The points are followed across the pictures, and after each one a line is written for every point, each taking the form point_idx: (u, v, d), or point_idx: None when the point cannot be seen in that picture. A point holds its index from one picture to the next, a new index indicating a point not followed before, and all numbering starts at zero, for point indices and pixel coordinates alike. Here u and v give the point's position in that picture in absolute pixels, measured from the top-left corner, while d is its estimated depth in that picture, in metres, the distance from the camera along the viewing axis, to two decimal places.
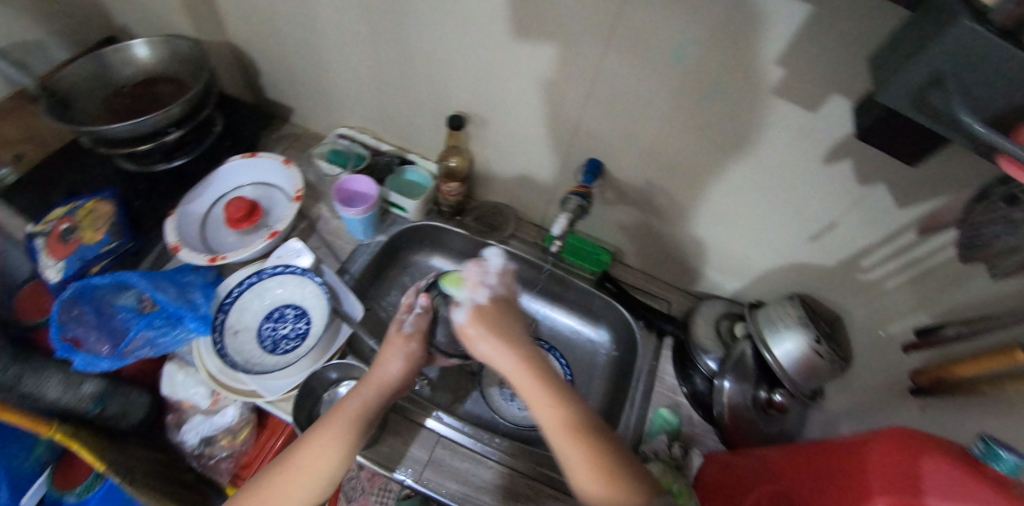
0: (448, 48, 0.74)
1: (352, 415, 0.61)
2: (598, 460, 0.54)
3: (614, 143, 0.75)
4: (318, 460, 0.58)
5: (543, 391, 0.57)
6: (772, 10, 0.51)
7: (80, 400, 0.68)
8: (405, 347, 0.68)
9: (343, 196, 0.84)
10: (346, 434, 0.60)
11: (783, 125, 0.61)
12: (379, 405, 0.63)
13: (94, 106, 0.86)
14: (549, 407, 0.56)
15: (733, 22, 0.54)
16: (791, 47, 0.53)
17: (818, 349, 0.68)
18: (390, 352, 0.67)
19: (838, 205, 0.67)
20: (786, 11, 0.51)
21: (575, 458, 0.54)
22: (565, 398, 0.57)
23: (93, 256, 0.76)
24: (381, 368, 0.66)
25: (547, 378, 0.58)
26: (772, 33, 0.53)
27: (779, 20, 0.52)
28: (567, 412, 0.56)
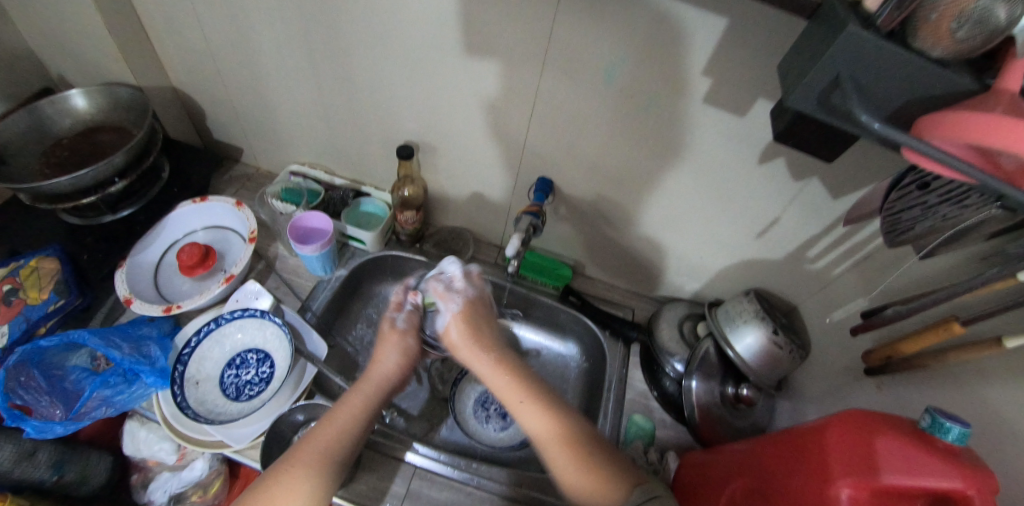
0: (392, 78, 0.75)
1: (347, 420, 0.58)
2: (584, 458, 0.54)
3: (561, 161, 0.77)
4: (314, 467, 0.53)
5: (525, 396, 0.58)
6: (691, 25, 0.54)
7: (34, 471, 0.65)
8: (401, 342, 0.66)
9: (298, 233, 0.83)
10: (343, 438, 0.57)
11: (716, 131, 0.64)
12: (375, 405, 0.61)
13: (32, 160, 0.83)
14: (532, 412, 0.57)
15: (658, 36, 0.57)
16: (712, 58, 0.56)
17: (776, 340, 0.71)
18: (385, 350, 0.66)
19: (776, 202, 0.70)
20: (703, 25, 0.54)
21: (561, 457, 0.55)
22: (552, 406, 0.58)
23: (38, 317, 0.73)
24: (378, 366, 0.65)
25: (527, 385, 0.59)
26: (694, 46, 0.56)
27: (698, 33, 0.55)
28: (556, 420, 0.57)
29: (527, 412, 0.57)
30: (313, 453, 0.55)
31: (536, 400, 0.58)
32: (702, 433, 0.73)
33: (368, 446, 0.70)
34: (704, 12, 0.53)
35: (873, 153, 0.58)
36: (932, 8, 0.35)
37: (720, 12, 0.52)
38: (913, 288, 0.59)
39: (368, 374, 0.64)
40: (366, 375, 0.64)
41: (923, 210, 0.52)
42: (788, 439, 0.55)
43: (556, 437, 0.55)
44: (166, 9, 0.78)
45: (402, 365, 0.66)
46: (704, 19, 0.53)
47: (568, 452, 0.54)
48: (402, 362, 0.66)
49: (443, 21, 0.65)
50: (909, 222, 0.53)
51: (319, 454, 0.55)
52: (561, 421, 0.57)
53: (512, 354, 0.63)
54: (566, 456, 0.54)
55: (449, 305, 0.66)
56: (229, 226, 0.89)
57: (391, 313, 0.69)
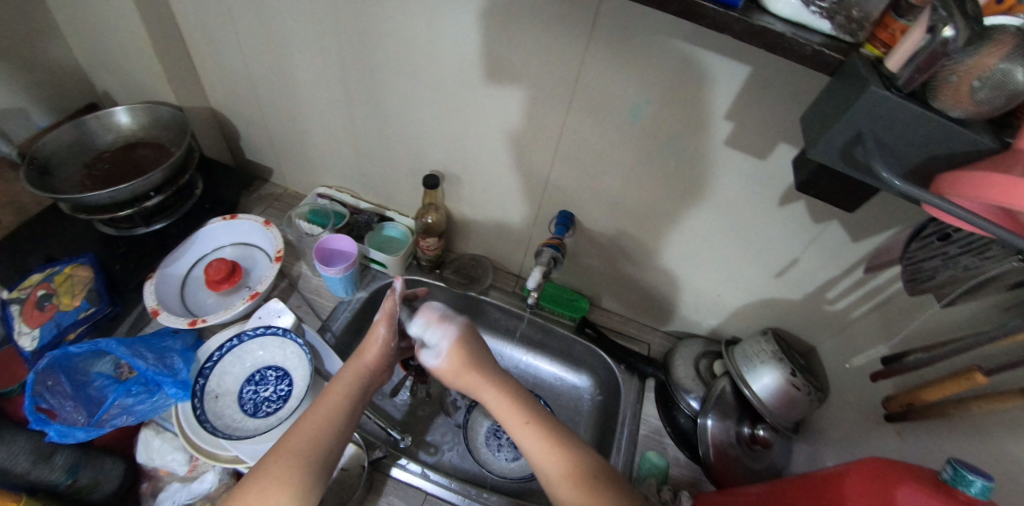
0: (421, 109, 0.78)
1: (332, 411, 0.58)
2: (578, 479, 0.54)
3: (583, 196, 0.79)
4: (300, 463, 0.52)
5: (526, 423, 0.59)
6: (715, 72, 0.57)
7: (51, 473, 0.65)
8: (380, 332, 0.66)
9: (323, 255, 0.86)
10: (328, 431, 0.56)
11: (738, 172, 0.65)
12: (356, 396, 0.61)
13: (75, 172, 0.86)
14: (532, 437, 0.57)
15: (684, 81, 0.59)
16: (734, 104, 0.58)
17: (793, 381, 0.71)
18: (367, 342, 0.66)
19: (796, 244, 0.71)
20: (728, 73, 0.56)
21: (556, 480, 0.54)
22: (549, 431, 0.58)
23: (69, 323, 0.75)
24: (359, 359, 0.65)
25: (526, 409, 0.60)
26: (718, 92, 0.58)
27: (722, 81, 0.57)
28: (555, 449, 0.56)
29: (522, 433, 0.58)
30: (298, 447, 0.54)
31: (536, 427, 0.58)
32: (716, 474, 0.72)
33: (379, 469, 0.70)
34: (728, 61, 0.55)
35: (893, 203, 0.59)
36: (951, 71, 0.36)
37: (744, 61, 0.54)
38: (935, 336, 0.59)
39: (349, 365, 0.65)
40: (348, 366, 0.64)
41: (944, 260, 0.52)
42: (809, 484, 0.55)
43: (553, 463, 0.55)
44: (213, 38, 0.83)
45: (379, 354, 0.66)
46: (728, 67, 0.55)
47: (566, 477, 0.54)
48: (381, 355, 0.66)
49: (474, 57, 0.68)
50: (930, 271, 0.54)
51: (308, 448, 0.54)
52: (556, 443, 0.57)
53: (512, 380, 0.64)
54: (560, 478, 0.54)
55: (448, 332, 0.65)
56: (255, 244, 0.92)
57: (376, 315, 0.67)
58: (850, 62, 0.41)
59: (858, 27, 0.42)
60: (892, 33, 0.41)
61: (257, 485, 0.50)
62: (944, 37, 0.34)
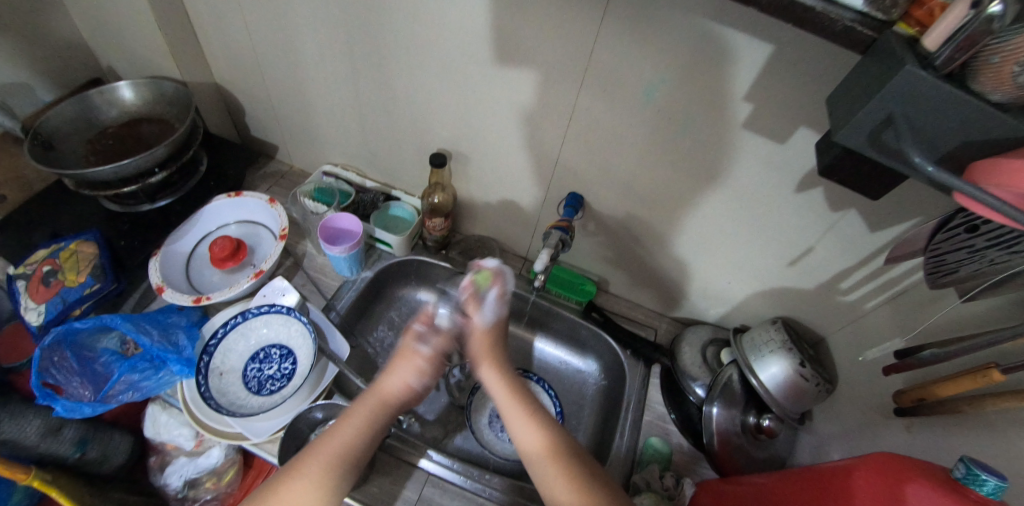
0: (429, 87, 0.76)
1: (354, 432, 0.55)
2: (576, 478, 0.52)
3: (594, 179, 0.77)
4: (322, 473, 0.52)
5: (528, 418, 0.58)
6: (734, 50, 0.54)
7: (59, 446, 0.67)
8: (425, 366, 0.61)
9: (328, 234, 0.85)
10: (348, 451, 0.54)
11: (755, 155, 0.63)
12: (380, 423, 0.58)
13: (79, 148, 0.85)
14: (524, 424, 0.57)
15: (702, 60, 0.56)
16: (751, 85, 0.56)
17: (802, 372, 0.70)
18: (401, 368, 0.60)
19: (812, 232, 0.69)
20: (749, 52, 0.54)
21: (551, 472, 0.53)
22: (547, 424, 0.57)
23: (73, 300, 0.74)
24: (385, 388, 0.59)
25: (532, 405, 0.59)
26: (736, 71, 0.56)
27: (742, 59, 0.54)
28: (549, 439, 0.56)
29: (521, 424, 0.57)
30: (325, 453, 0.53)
31: (535, 418, 0.58)
32: (720, 461, 0.71)
33: (383, 449, 0.70)
34: (750, 38, 0.52)
35: (918, 191, 0.57)
36: (993, 52, 0.34)
37: (765, 39, 0.52)
38: (953, 329, 0.57)
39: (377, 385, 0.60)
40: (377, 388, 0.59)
41: (968, 253, 0.50)
42: (814, 477, 0.55)
43: (547, 454, 0.54)
44: (216, 10, 0.81)
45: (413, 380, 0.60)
46: (751, 44, 0.53)
47: (561, 473, 0.53)
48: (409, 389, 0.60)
49: (483, 34, 0.65)
50: (954, 264, 0.51)
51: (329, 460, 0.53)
52: (556, 438, 0.56)
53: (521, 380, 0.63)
54: (559, 477, 0.53)
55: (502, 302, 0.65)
56: (261, 222, 0.90)
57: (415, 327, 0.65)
58: (884, 38, 0.39)
59: (892, 3, 0.38)
60: (928, 11, 0.38)
61: (283, 484, 0.51)
62: (990, 13, 0.32)
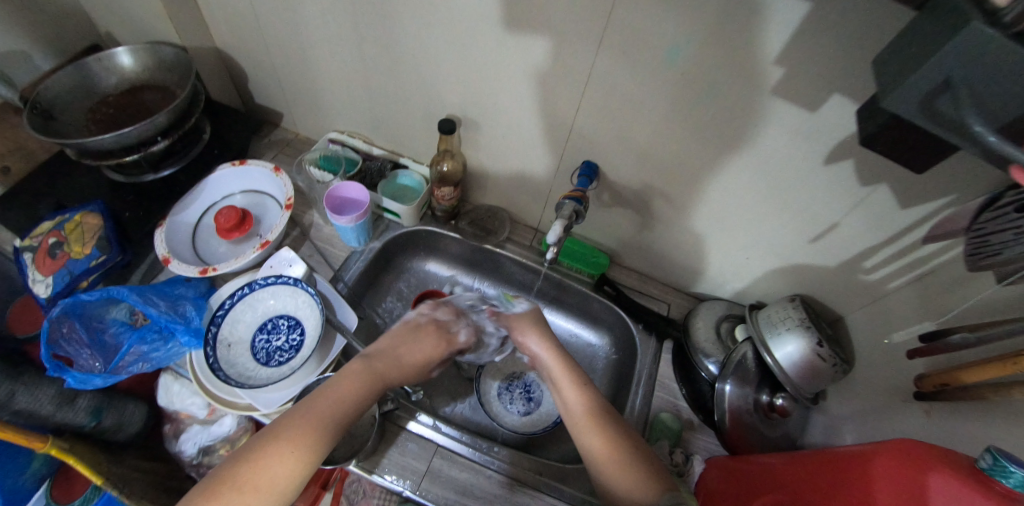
0: (437, 50, 0.72)
1: (347, 395, 0.54)
2: (614, 437, 0.55)
3: (610, 147, 0.73)
4: (315, 429, 0.50)
5: (573, 379, 0.62)
6: (767, 8, 0.50)
7: (74, 415, 0.68)
8: (425, 372, 0.64)
9: (335, 204, 0.83)
10: (339, 414, 0.52)
11: (782, 123, 0.59)
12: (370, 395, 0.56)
13: (80, 117, 0.83)
14: (570, 387, 0.61)
15: (730, 20, 0.52)
16: (783, 48, 0.52)
17: (819, 351, 0.68)
18: (408, 355, 0.62)
19: (838, 206, 0.65)
20: (783, 10, 0.50)
21: (589, 431, 0.56)
22: (591, 389, 0.61)
23: (81, 271, 0.73)
24: (389, 367, 0.59)
25: (574, 369, 0.63)
26: (768, 32, 0.52)
27: (775, 19, 0.51)
28: (591, 399, 0.59)
29: (568, 388, 0.61)
30: (319, 410, 0.51)
31: (579, 381, 0.61)
32: (730, 438, 0.70)
33: (392, 420, 0.70)
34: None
35: (959, 162, 0.53)
36: None
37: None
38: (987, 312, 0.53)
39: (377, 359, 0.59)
40: (383, 359, 0.59)
41: (1015, 234, 0.46)
42: (830, 462, 0.54)
43: (588, 414, 0.57)
44: None
45: (423, 365, 0.63)
46: (786, 1, 0.49)
47: (598, 430, 0.56)
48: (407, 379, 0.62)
49: None
50: (998, 245, 0.49)
51: (320, 418, 0.51)
52: (597, 399, 0.59)
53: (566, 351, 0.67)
54: (594, 429, 0.56)
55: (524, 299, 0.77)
56: (266, 192, 0.88)
57: (412, 316, 0.67)
58: None
59: None
60: None
61: (272, 438, 0.48)
62: None
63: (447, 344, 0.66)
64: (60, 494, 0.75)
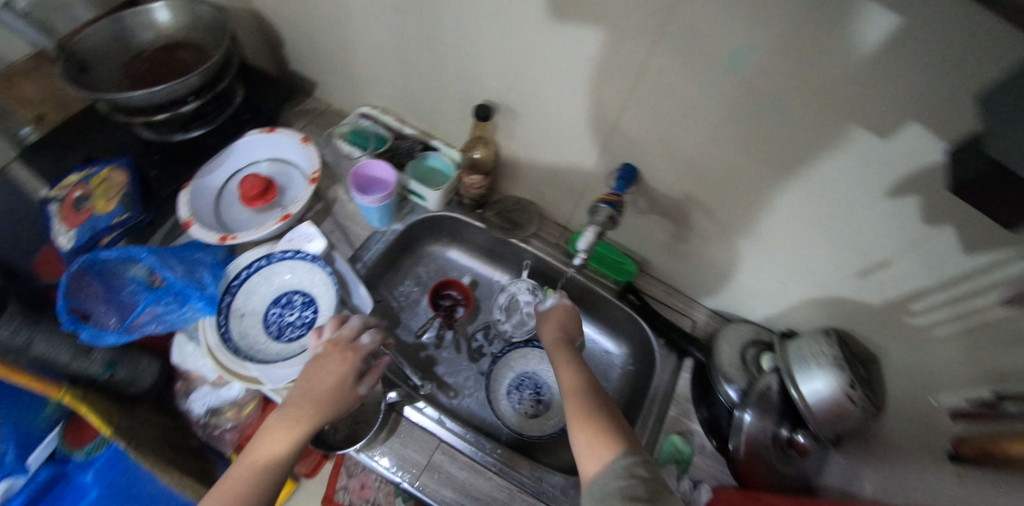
0: (480, 33, 0.69)
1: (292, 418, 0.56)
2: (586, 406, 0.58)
3: (653, 151, 0.69)
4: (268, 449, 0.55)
5: (568, 359, 0.66)
6: (849, 19, 0.45)
7: (90, 366, 0.70)
8: (342, 385, 0.59)
9: (360, 181, 0.81)
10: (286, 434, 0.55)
11: (846, 146, 0.54)
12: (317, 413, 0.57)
13: (114, 71, 0.81)
14: (565, 365, 0.65)
15: (805, 27, 0.48)
16: (860, 66, 0.48)
17: (850, 393, 0.63)
18: (325, 372, 0.59)
19: (894, 242, 0.60)
20: (869, 23, 0.45)
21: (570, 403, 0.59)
22: (581, 368, 0.64)
23: (103, 228, 0.73)
24: (310, 389, 0.58)
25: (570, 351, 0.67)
26: (845, 46, 0.47)
27: (858, 32, 0.46)
28: (578, 376, 0.63)
29: (563, 367, 0.65)
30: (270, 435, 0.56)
31: (573, 361, 0.65)
32: (742, 470, 0.67)
33: (395, 410, 0.70)
34: (875, 5, 0.43)
35: None
36: None
37: (893, 8, 0.43)
38: None
39: (311, 378, 0.59)
40: (299, 388, 0.58)
41: None
42: None
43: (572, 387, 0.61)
44: None
45: (334, 384, 0.59)
46: (872, 14, 0.44)
47: (576, 400, 0.59)
48: (334, 394, 0.58)
49: None
50: None
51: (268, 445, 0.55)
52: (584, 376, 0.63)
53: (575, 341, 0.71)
54: (573, 400, 0.60)
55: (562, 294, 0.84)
56: (292, 161, 0.87)
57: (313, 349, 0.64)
58: None
59: None
60: None
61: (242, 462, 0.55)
62: None
63: (352, 354, 0.61)
64: (70, 439, 0.81)
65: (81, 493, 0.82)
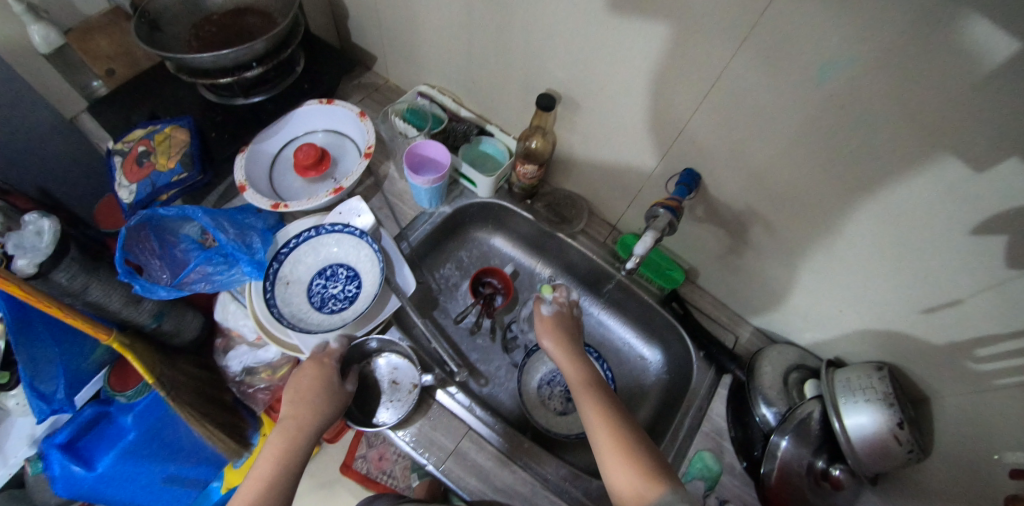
0: (552, 21, 0.67)
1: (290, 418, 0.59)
2: (624, 439, 0.55)
3: (721, 159, 0.66)
4: (276, 448, 0.58)
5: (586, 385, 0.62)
6: (963, 42, 0.42)
7: (140, 315, 0.73)
8: (326, 383, 0.62)
9: (414, 161, 0.80)
10: (290, 434, 0.59)
11: (935, 177, 0.51)
12: (315, 410, 0.60)
13: (183, 31, 0.82)
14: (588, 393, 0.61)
15: (909, 46, 0.45)
16: (966, 91, 0.44)
17: (897, 432, 0.59)
18: (305, 375, 0.62)
19: (968, 282, 0.56)
20: (985, 47, 0.41)
21: (602, 434, 0.56)
22: (603, 394, 0.61)
23: (163, 185, 0.75)
24: (297, 390, 0.61)
25: (587, 376, 0.63)
26: (953, 70, 0.44)
27: (971, 55, 0.42)
28: (602, 404, 0.60)
29: (581, 393, 0.61)
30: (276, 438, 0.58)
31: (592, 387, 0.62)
32: (771, 497, 0.65)
33: (429, 393, 0.70)
34: (998, 30, 0.40)
35: None
36: None
37: (1017, 33, 0.40)
38: None
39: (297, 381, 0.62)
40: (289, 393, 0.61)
41: None
42: None
43: (602, 417, 0.58)
44: None
45: (320, 384, 0.61)
46: (994, 39, 0.41)
47: (609, 431, 0.56)
48: (326, 392, 0.61)
49: None
50: None
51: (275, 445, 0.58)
52: (609, 403, 0.60)
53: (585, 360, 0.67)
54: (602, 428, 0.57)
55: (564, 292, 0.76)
56: (347, 134, 0.87)
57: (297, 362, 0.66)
58: None
59: None
60: None
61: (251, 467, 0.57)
62: None
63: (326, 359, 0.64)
64: (112, 382, 0.85)
65: (120, 434, 0.86)
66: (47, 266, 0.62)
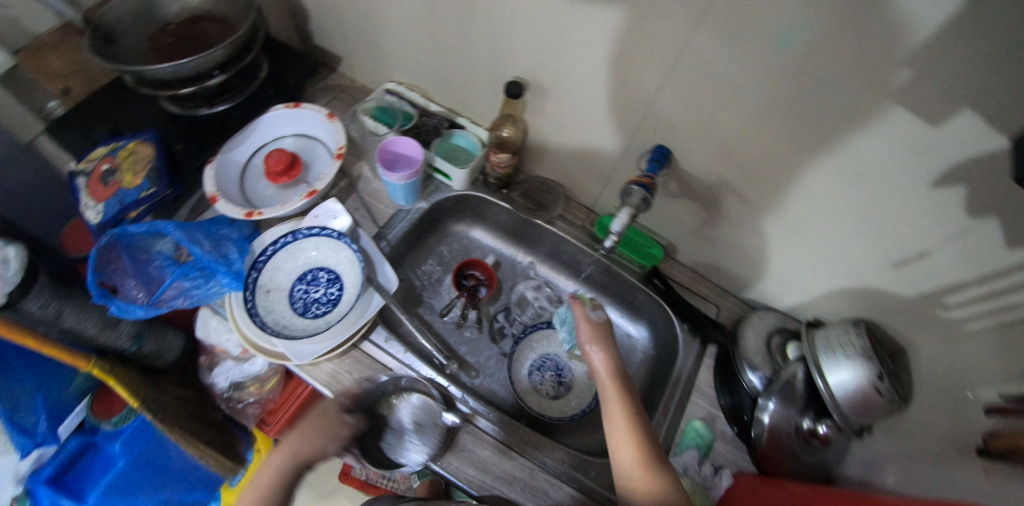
0: (513, 7, 0.67)
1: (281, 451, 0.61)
2: (647, 459, 0.53)
3: (688, 133, 0.67)
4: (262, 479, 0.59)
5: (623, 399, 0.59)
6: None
7: (118, 339, 0.71)
8: (320, 417, 0.63)
9: (387, 158, 0.80)
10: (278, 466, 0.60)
11: (892, 134, 0.52)
12: (303, 442, 0.61)
13: (138, 43, 0.80)
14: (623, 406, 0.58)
15: (857, 7, 0.46)
16: (914, 47, 0.46)
17: (878, 385, 0.60)
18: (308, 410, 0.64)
19: (932, 232, 0.58)
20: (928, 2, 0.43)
21: (627, 453, 0.54)
22: (639, 410, 0.59)
23: (130, 202, 0.74)
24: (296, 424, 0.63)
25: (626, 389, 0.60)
26: (901, 27, 0.45)
27: (916, 11, 0.44)
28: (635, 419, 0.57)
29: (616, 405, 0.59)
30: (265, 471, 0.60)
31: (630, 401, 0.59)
32: (765, 458, 0.66)
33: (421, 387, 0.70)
34: None
35: None
36: None
37: None
38: None
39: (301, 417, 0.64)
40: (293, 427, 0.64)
41: None
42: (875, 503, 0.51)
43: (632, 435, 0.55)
44: None
45: (315, 415, 0.64)
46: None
47: (636, 449, 0.54)
48: (318, 424, 0.63)
49: None
50: None
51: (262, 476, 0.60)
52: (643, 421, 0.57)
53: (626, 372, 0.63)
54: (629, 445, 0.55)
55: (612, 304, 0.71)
56: (317, 137, 0.86)
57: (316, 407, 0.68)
58: None
59: None
60: None
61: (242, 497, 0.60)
62: None
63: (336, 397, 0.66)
64: (97, 410, 0.84)
65: (110, 462, 0.82)
66: (18, 295, 0.61)
